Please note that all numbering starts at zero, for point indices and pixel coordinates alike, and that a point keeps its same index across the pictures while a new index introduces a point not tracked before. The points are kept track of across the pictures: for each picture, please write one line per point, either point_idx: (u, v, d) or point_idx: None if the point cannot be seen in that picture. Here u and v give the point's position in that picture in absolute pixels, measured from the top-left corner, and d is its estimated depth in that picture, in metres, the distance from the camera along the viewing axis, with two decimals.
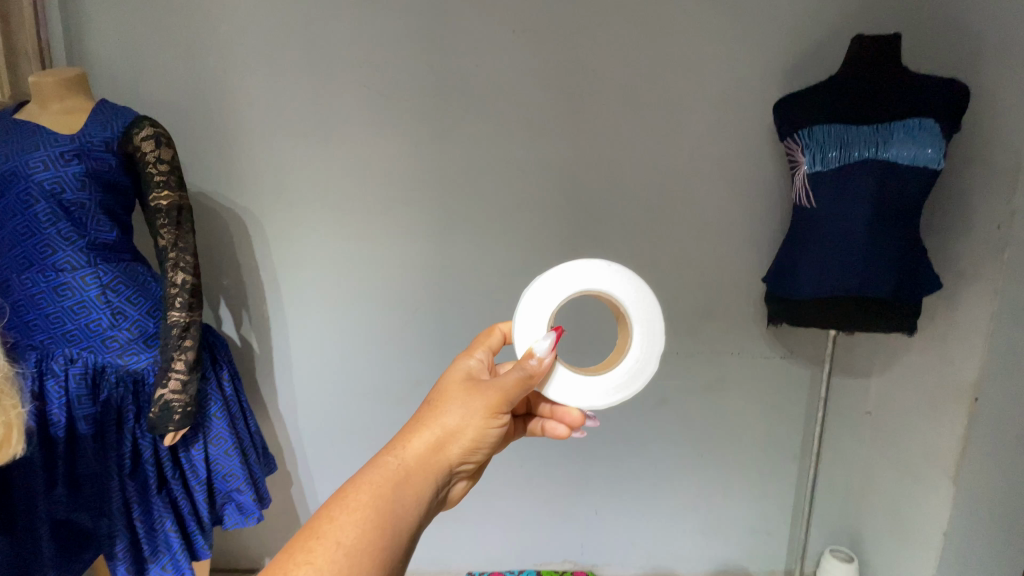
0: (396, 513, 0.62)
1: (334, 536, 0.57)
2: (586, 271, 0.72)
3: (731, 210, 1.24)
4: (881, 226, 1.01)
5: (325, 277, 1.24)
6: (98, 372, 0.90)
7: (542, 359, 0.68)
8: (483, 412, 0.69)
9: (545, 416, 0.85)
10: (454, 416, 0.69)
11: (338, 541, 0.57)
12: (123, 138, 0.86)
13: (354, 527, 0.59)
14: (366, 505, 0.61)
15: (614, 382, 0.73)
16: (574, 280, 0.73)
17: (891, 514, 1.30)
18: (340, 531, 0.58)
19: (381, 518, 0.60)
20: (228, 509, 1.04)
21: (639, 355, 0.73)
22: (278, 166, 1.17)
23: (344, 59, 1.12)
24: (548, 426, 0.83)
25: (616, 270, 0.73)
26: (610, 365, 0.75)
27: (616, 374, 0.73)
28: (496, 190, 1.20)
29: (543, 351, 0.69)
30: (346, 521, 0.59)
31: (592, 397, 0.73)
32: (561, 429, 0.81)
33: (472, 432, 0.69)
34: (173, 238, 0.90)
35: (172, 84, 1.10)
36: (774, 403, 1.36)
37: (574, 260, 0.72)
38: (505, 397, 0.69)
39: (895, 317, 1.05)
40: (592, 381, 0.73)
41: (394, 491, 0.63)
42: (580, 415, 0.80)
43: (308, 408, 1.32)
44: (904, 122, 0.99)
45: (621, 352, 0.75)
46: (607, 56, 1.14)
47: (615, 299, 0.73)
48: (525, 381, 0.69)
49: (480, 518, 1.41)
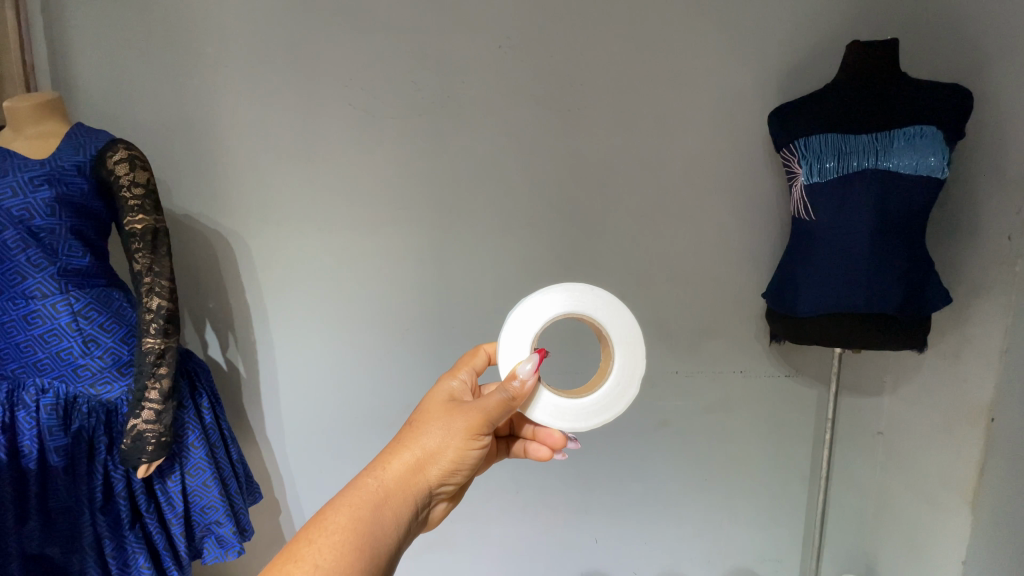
0: (374, 535, 0.59)
1: (311, 559, 0.55)
2: (568, 295, 0.69)
3: (730, 225, 1.20)
4: (884, 238, 0.96)
5: (311, 299, 1.21)
6: (70, 403, 0.86)
7: (526, 380, 0.64)
8: (463, 434, 0.65)
9: (529, 438, 0.83)
10: (433, 437, 0.66)
11: (315, 564, 0.55)
12: (96, 161, 0.84)
13: (332, 550, 0.56)
14: (344, 528, 0.58)
15: (595, 406, 0.70)
16: (556, 304, 0.69)
17: (909, 543, 1.23)
18: (317, 554, 0.55)
19: (359, 541, 0.58)
20: (207, 542, 1.00)
21: (620, 378, 0.70)
22: (265, 188, 1.15)
23: (329, 78, 1.10)
24: (530, 449, 0.82)
25: (598, 292, 0.70)
26: (592, 389, 0.72)
27: (597, 398, 0.70)
28: (487, 207, 1.17)
29: (526, 372, 0.64)
30: (324, 544, 0.56)
31: (573, 421, 0.69)
32: (543, 451, 0.81)
33: (452, 454, 0.65)
34: (148, 262, 0.87)
35: (158, 106, 1.09)
36: (781, 422, 1.30)
37: (553, 286, 0.69)
38: (487, 418, 0.65)
39: (902, 334, 0.99)
40: (574, 404, 0.69)
41: (373, 513, 0.60)
42: (562, 437, 0.79)
43: (296, 434, 1.28)
44: (903, 131, 0.96)
45: (603, 375, 0.72)
46: (598, 70, 1.12)
47: (597, 321, 0.70)
48: (508, 402, 0.65)
49: (475, 548, 1.35)
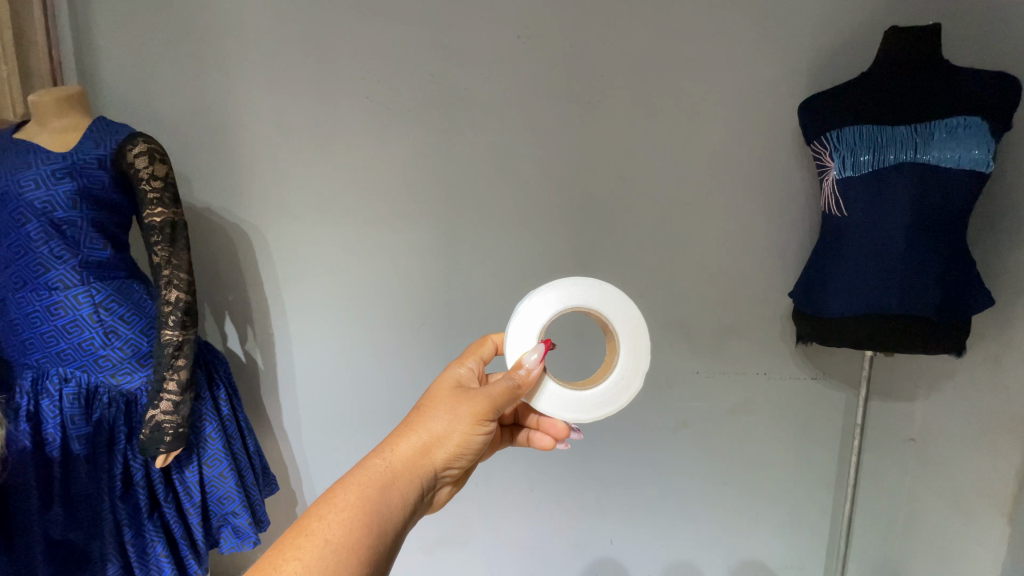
0: (381, 514, 0.60)
1: (322, 534, 0.55)
2: (576, 290, 0.68)
3: (755, 222, 1.16)
4: (919, 237, 0.91)
5: (327, 293, 1.21)
6: (92, 393, 0.88)
7: (532, 369, 0.65)
8: (469, 419, 0.66)
9: (533, 427, 0.82)
10: (440, 422, 0.66)
11: (326, 539, 0.55)
12: (116, 154, 0.86)
13: (342, 526, 0.57)
14: (354, 505, 0.59)
15: (598, 399, 0.69)
16: (564, 297, 0.68)
17: (943, 555, 1.17)
18: (328, 529, 0.56)
19: (367, 518, 0.58)
20: (224, 531, 1.01)
21: (625, 372, 0.69)
22: (283, 182, 1.15)
23: (346, 71, 1.10)
24: (533, 438, 0.81)
25: (606, 289, 0.69)
26: (595, 381, 0.71)
27: (601, 390, 0.69)
28: (504, 202, 1.15)
29: (532, 362, 0.65)
30: (333, 520, 0.57)
31: (577, 411, 0.68)
32: (546, 440, 0.79)
33: (457, 438, 0.66)
34: (166, 255, 0.88)
35: (178, 99, 1.10)
36: (806, 427, 1.25)
37: (561, 279, 0.68)
38: (492, 405, 0.66)
39: (939, 338, 0.93)
40: (578, 394, 0.68)
41: (381, 492, 0.61)
42: (566, 427, 0.79)
43: (312, 426, 1.29)
44: (945, 121, 0.90)
45: (606, 368, 0.71)
46: (618, 60, 1.09)
47: (604, 317, 0.69)
48: (513, 390, 0.65)
49: (488, 545, 1.34)
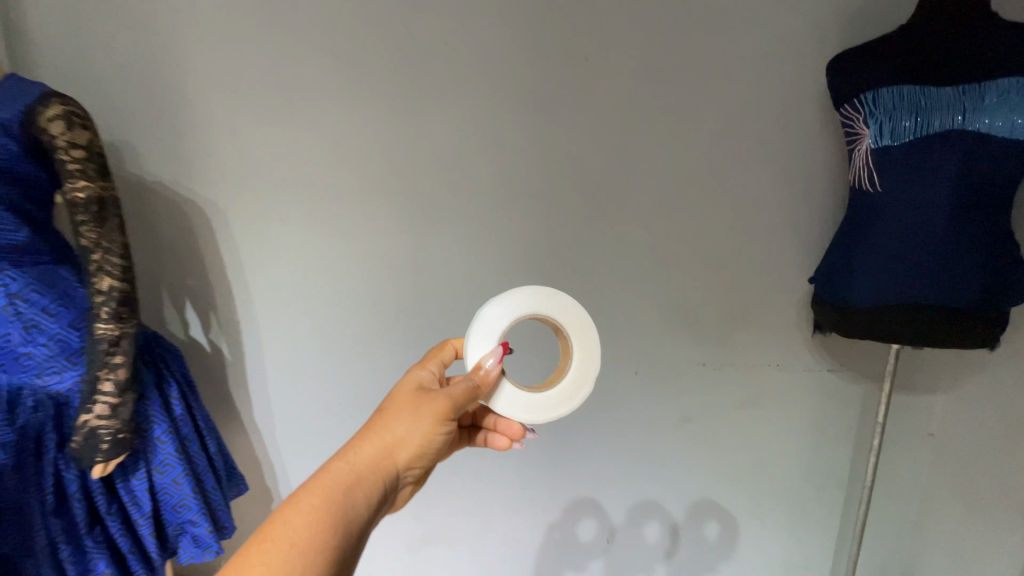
0: (349, 516, 0.55)
1: (287, 538, 0.51)
2: (533, 297, 0.69)
3: (772, 199, 1.04)
4: (964, 215, 0.80)
5: (294, 278, 1.08)
6: (14, 396, 0.77)
7: (491, 370, 0.66)
8: (431, 419, 0.62)
9: (490, 430, 0.80)
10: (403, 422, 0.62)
11: (292, 543, 0.51)
12: (25, 117, 0.72)
13: (308, 528, 0.52)
14: (319, 507, 0.54)
15: (551, 401, 0.70)
16: (522, 303, 0.69)
17: (957, 559, 1.09)
18: (293, 533, 0.51)
19: (333, 521, 0.54)
20: (182, 541, 0.92)
21: (577, 375, 0.70)
22: (240, 151, 1.01)
23: (307, 23, 0.95)
24: (490, 439, 0.79)
25: (561, 296, 0.71)
26: (549, 385, 0.72)
27: (554, 393, 0.70)
28: (490, 177, 1.03)
29: (491, 363, 0.66)
30: (299, 523, 0.52)
31: (532, 413, 0.69)
32: (502, 440, 0.78)
33: (420, 438, 0.62)
34: (95, 237, 0.76)
35: (111, 50, 0.94)
36: (818, 421, 1.16)
37: (519, 286, 0.69)
38: (454, 404, 0.63)
39: (974, 333, 0.82)
40: (533, 396, 0.69)
41: (346, 494, 0.56)
42: (521, 428, 0.78)
43: (286, 423, 1.18)
44: (999, 82, 0.77)
45: (559, 373, 0.73)
46: (621, 11, 0.95)
47: (559, 323, 0.71)
48: (473, 390, 0.64)
49: (475, 547, 1.25)
